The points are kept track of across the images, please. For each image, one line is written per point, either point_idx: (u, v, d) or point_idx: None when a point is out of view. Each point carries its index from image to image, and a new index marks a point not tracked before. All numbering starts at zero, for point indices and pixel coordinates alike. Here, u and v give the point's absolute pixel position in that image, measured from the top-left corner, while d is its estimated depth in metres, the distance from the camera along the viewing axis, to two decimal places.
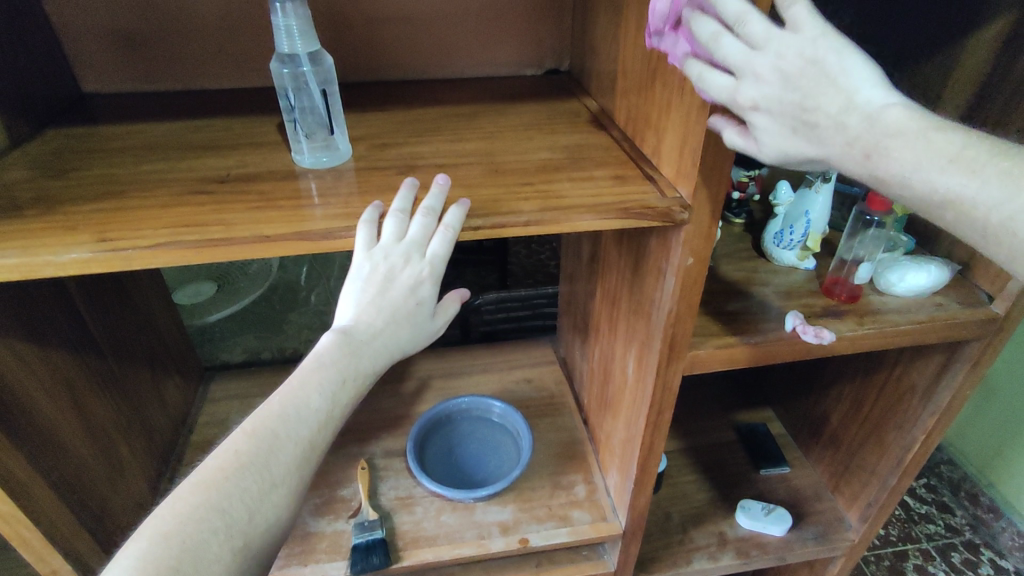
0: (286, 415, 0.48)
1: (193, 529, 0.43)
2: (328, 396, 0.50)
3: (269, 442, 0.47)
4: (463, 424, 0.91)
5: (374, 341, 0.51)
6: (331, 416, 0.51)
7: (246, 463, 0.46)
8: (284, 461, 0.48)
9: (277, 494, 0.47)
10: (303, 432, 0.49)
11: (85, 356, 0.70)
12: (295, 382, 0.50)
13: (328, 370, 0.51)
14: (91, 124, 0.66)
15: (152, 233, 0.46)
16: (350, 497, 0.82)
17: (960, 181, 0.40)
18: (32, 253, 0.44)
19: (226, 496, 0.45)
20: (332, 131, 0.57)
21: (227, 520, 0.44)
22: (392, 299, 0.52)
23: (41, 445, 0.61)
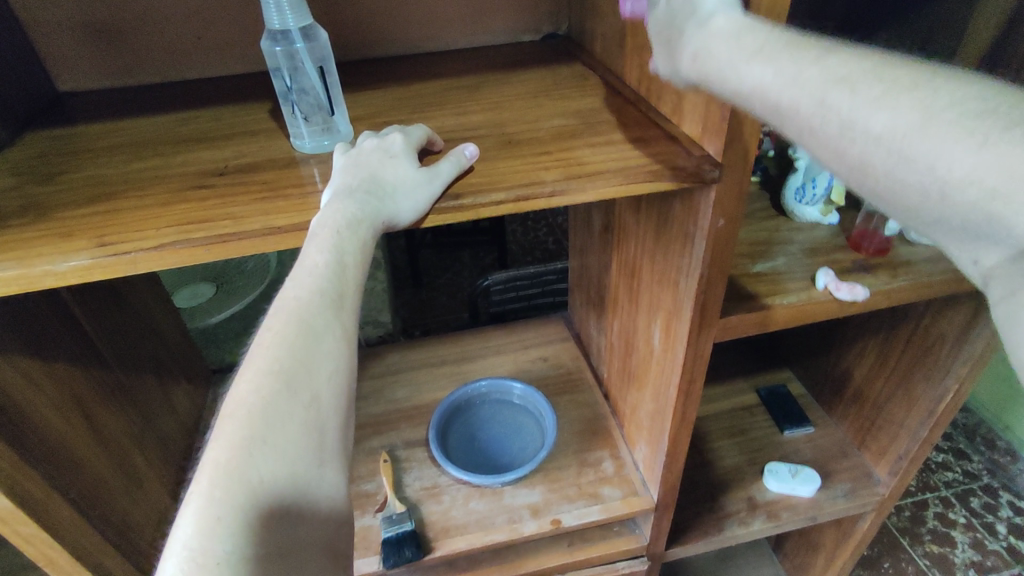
0: (298, 325, 0.40)
1: (248, 472, 0.34)
2: (329, 312, 0.41)
3: (292, 355, 0.38)
4: (484, 408, 0.89)
5: (355, 199, 0.43)
6: (343, 334, 0.41)
7: (263, 419, 0.36)
8: (311, 401, 0.38)
9: (323, 430, 0.38)
10: (319, 363, 0.39)
11: (89, 368, 0.67)
12: (283, 312, 0.40)
13: (317, 277, 0.42)
14: (72, 124, 0.62)
15: (155, 233, 0.43)
16: (374, 490, 0.80)
17: (760, 71, 0.39)
18: (29, 264, 0.41)
19: (256, 463, 0.35)
20: (333, 111, 0.53)
21: (284, 450, 0.36)
22: (362, 169, 0.45)
23: (56, 463, 0.59)
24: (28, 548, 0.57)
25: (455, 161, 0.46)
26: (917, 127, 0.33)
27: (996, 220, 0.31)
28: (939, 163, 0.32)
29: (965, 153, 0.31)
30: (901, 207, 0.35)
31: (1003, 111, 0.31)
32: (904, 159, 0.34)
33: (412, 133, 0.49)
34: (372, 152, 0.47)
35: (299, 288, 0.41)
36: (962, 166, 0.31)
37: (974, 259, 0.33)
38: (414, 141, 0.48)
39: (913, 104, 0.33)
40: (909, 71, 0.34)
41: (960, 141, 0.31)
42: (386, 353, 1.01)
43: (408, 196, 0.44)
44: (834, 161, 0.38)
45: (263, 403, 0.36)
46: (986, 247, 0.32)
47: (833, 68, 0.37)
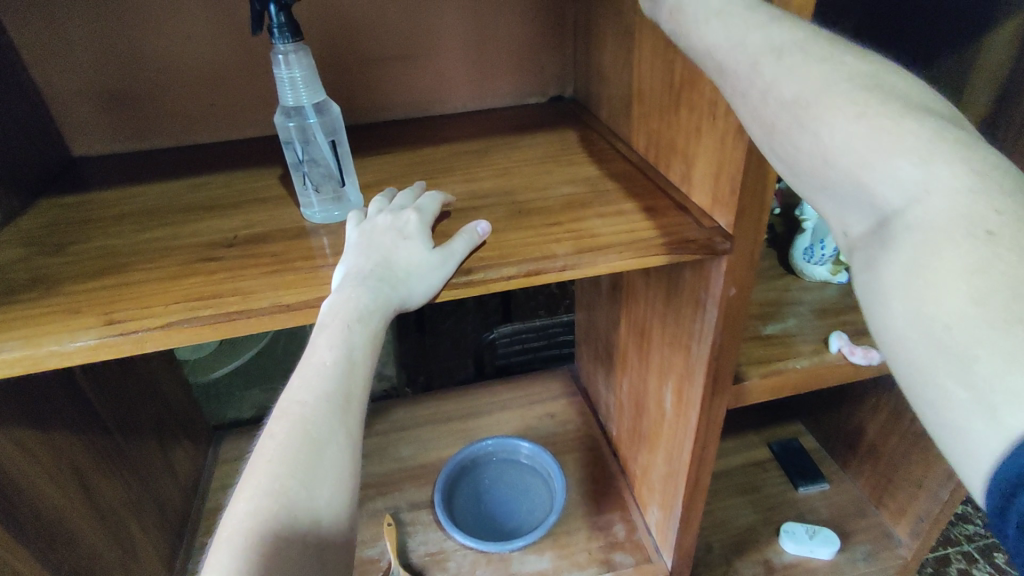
0: (302, 434, 0.38)
1: None
2: (336, 416, 0.40)
3: (296, 470, 0.37)
4: (491, 468, 0.86)
5: (364, 291, 0.43)
6: (350, 439, 0.40)
7: (266, 546, 0.34)
8: (314, 519, 0.36)
9: (324, 555, 0.36)
10: (323, 476, 0.38)
11: (89, 433, 0.66)
12: (288, 418, 0.39)
13: (324, 378, 0.41)
14: (83, 190, 0.63)
15: (162, 310, 0.42)
16: (379, 556, 0.77)
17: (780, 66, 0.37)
18: (34, 343, 0.41)
19: None
20: (343, 180, 0.54)
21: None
22: (372, 256, 0.45)
23: (48, 538, 0.57)
24: None
25: (467, 239, 0.46)
26: (830, 95, 0.34)
27: (874, 193, 0.32)
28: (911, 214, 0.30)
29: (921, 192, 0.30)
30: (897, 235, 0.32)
31: (856, 66, 0.35)
32: (828, 172, 0.34)
33: (427, 206, 0.49)
34: (384, 227, 0.47)
35: (306, 391, 0.40)
36: (908, 175, 0.31)
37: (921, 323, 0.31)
38: (428, 220, 0.48)
39: (826, 75, 0.35)
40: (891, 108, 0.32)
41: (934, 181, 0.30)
42: (390, 409, 0.99)
43: (420, 279, 0.44)
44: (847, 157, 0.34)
45: (268, 526, 0.35)
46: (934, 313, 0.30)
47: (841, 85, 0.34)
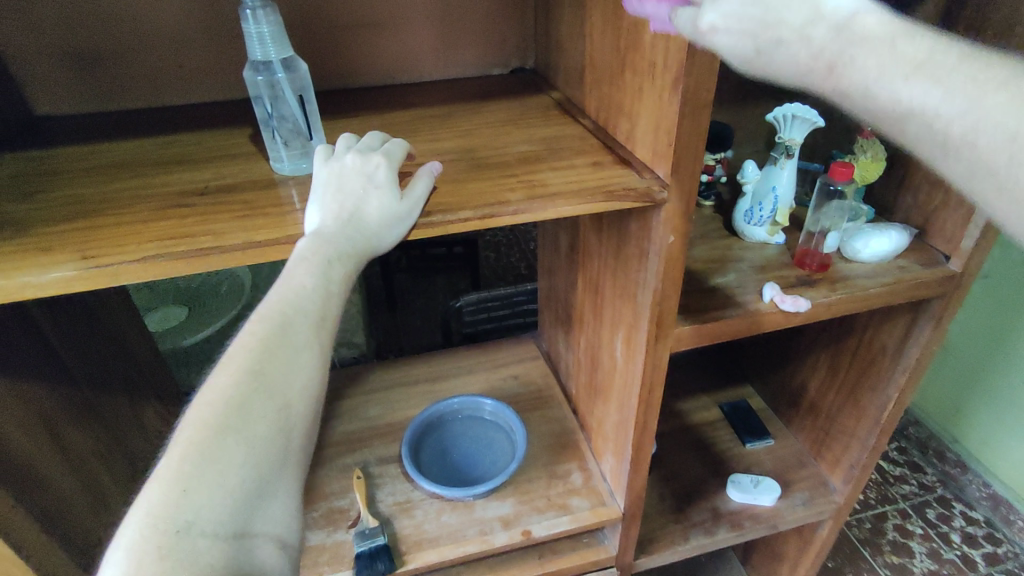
0: (276, 333, 0.44)
1: (206, 470, 0.38)
2: (309, 331, 0.45)
3: (267, 364, 0.43)
4: (456, 425, 0.90)
5: (341, 238, 0.47)
6: (312, 370, 0.45)
7: (231, 422, 0.40)
8: (279, 407, 0.42)
9: (285, 441, 0.42)
10: (292, 373, 0.43)
11: (58, 386, 0.68)
12: (265, 321, 0.44)
13: (303, 295, 0.46)
14: (52, 146, 0.65)
15: (135, 247, 0.45)
16: (348, 506, 0.81)
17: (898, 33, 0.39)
18: (12, 277, 0.43)
19: (214, 459, 0.38)
20: (311, 137, 0.57)
21: (244, 452, 0.39)
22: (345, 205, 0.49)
23: (19, 483, 0.59)
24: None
25: (426, 182, 0.50)
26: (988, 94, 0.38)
27: None
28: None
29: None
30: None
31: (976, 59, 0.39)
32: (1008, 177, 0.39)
33: (391, 152, 0.53)
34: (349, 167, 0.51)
35: (284, 298, 0.46)
36: None
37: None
38: (393, 164, 0.52)
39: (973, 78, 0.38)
40: (995, 61, 0.38)
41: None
42: (359, 374, 1.02)
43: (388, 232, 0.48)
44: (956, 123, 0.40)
45: (224, 420, 0.40)
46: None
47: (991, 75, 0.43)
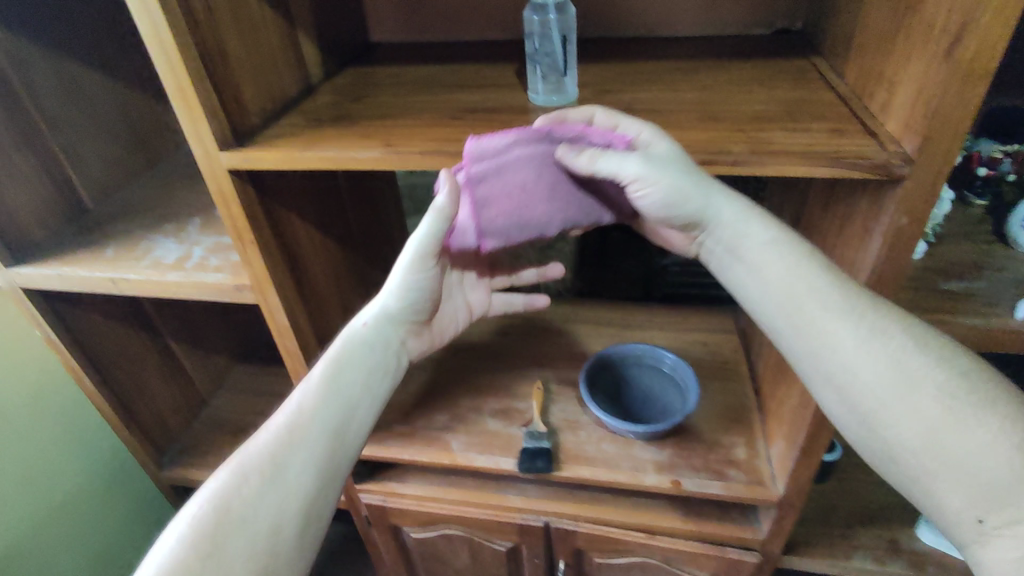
0: (293, 431, 0.60)
1: (215, 538, 0.54)
2: (317, 433, 0.60)
3: (280, 454, 0.58)
4: (634, 369, 0.94)
5: (354, 362, 0.65)
6: (313, 464, 0.59)
7: (239, 499, 0.56)
8: (279, 494, 0.57)
9: (278, 520, 0.57)
10: (296, 468, 0.58)
11: (347, 249, 0.89)
12: (287, 418, 0.60)
13: (317, 405, 0.61)
14: (377, 65, 0.83)
15: (421, 144, 0.58)
16: (525, 409, 0.93)
17: (731, 210, 0.59)
18: (343, 150, 0.59)
19: (221, 530, 0.54)
20: (565, 74, 0.64)
21: (241, 526, 0.55)
22: (372, 330, 0.67)
23: (314, 309, 0.80)
24: (289, 360, 0.79)
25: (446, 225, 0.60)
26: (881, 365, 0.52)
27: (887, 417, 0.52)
28: (957, 426, 0.49)
29: (995, 438, 0.47)
30: (891, 428, 0.51)
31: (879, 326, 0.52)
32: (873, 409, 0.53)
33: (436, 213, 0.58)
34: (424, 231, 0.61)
35: (302, 404, 0.61)
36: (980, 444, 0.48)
37: (980, 518, 0.48)
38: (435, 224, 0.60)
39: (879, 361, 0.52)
40: (894, 333, 0.52)
41: (932, 404, 0.50)
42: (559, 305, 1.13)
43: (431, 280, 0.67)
44: (816, 324, 0.55)
45: (251, 495, 0.56)
46: (998, 511, 0.47)
47: (880, 303, 0.54)
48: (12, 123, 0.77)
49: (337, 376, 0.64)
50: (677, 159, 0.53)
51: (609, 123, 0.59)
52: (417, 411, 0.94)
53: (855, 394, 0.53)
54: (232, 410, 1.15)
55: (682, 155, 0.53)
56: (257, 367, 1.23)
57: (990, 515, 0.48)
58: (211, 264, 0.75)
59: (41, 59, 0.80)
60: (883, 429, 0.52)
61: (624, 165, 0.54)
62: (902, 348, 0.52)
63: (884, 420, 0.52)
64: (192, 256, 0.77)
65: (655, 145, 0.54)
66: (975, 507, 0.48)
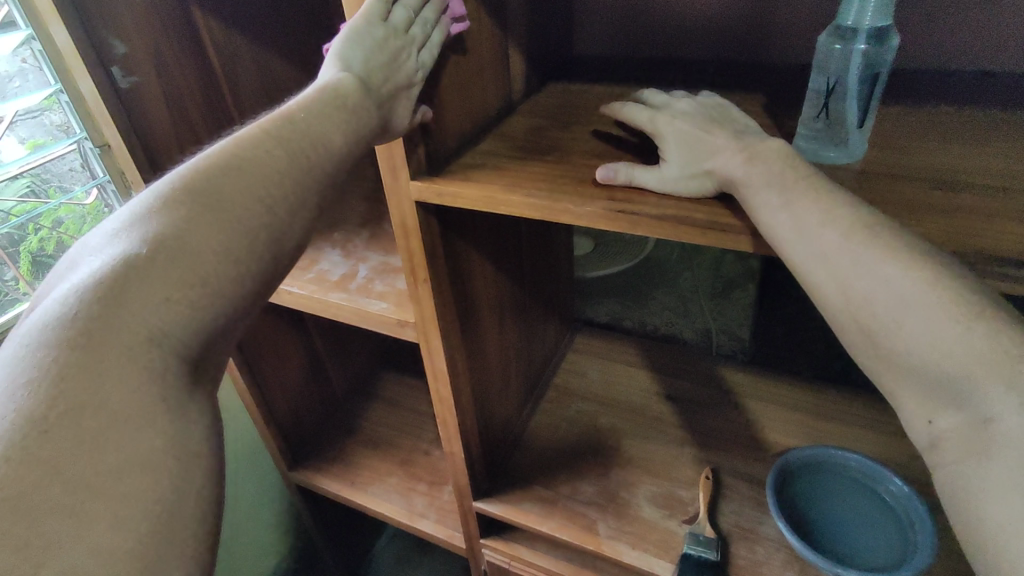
0: (191, 206, 0.39)
1: (63, 385, 0.33)
2: (230, 214, 0.40)
3: (175, 241, 0.38)
4: (845, 484, 0.74)
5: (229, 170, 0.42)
6: (241, 243, 0.40)
7: (108, 315, 0.35)
8: (171, 299, 0.37)
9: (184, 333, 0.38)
10: (209, 241, 0.39)
11: (516, 285, 0.79)
12: (164, 205, 0.39)
13: (190, 185, 0.40)
14: (584, 82, 0.70)
15: (658, 202, 0.45)
16: (689, 501, 0.78)
17: (738, 163, 0.42)
18: (557, 198, 0.47)
19: (69, 371, 0.33)
20: (863, 121, 0.47)
21: (124, 353, 0.35)
22: (250, 135, 0.44)
23: (475, 352, 0.71)
24: (439, 407, 0.70)
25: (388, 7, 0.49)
26: (857, 259, 0.37)
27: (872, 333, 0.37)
28: (921, 325, 0.35)
29: (945, 319, 0.35)
30: (870, 344, 0.37)
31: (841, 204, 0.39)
32: (863, 315, 0.37)
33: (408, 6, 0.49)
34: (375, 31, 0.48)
35: (181, 180, 0.41)
36: (927, 327, 0.35)
37: (928, 418, 0.36)
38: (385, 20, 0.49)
39: (869, 250, 0.37)
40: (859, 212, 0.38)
41: (937, 317, 0.35)
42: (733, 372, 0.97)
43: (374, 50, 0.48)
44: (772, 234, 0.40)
45: (93, 382, 0.34)
46: (952, 409, 0.35)
47: (838, 195, 0.39)
48: (210, 115, 0.78)
49: (182, 197, 0.40)
50: (694, 154, 0.44)
51: (928, 200, 0.42)
52: (560, 474, 0.83)
53: (844, 309, 0.38)
54: (362, 415, 1.11)
55: (709, 135, 0.44)
56: (391, 373, 1.19)
57: (940, 413, 0.36)
58: (375, 289, 0.69)
59: (246, 52, 0.80)
60: (875, 343, 0.37)
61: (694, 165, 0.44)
62: (862, 237, 0.37)
63: (857, 343, 0.38)
64: (357, 275, 0.71)
65: (684, 129, 0.45)
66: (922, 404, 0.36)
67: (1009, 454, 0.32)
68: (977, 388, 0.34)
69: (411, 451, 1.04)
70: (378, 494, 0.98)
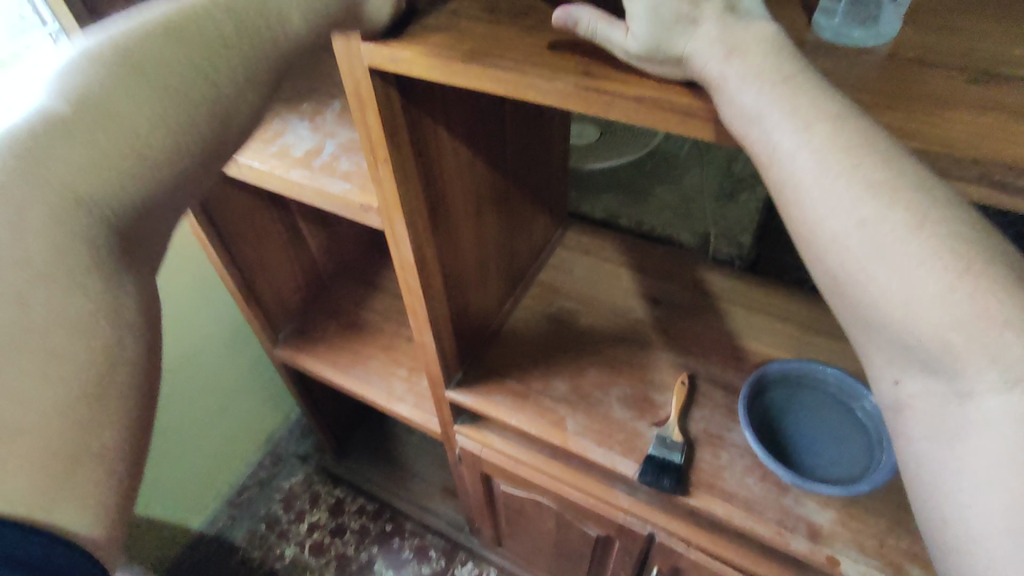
0: None
1: None
2: None
3: None
4: (820, 397, 0.73)
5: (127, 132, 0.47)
6: None
7: None
8: None
9: None
10: None
11: (498, 171, 0.73)
12: None
13: None
14: None
15: (638, 78, 0.39)
16: (660, 404, 0.77)
17: (716, 55, 0.34)
18: (522, 70, 0.40)
19: None
20: None
21: None
22: None
23: (448, 241, 0.67)
24: (409, 297, 0.68)
25: None
26: (841, 193, 0.31)
27: (847, 283, 0.32)
28: (898, 282, 0.30)
29: (935, 276, 0.29)
30: (841, 295, 0.32)
31: (843, 117, 0.31)
32: (841, 265, 0.31)
33: None
34: None
35: None
36: (913, 286, 0.29)
37: (894, 379, 0.33)
38: None
39: (856, 187, 0.30)
40: (855, 129, 0.31)
41: (926, 276, 0.29)
42: (727, 277, 0.93)
43: None
44: (752, 154, 0.34)
45: None
46: (922, 373, 0.31)
47: (826, 103, 0.32)
48: None
49: None
50: (667, 32, 0.35)
51: (961, 93, 0.35)
52: (535, 370, 0.82)
53: (820, 253, 0.32)
54: (347, 298, 1.10)
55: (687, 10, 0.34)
56: (379, 258, 1.17)
57: (907, 376, 0.32)
58: (340, 168, 0.64)
59: None
60: (845, 294, 0.32)
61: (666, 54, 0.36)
62: (853, 165, 0.30)
63: (828, 293, 0.33)
64: (323, 153, 0.66)
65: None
66: (892, 364, 0.32)
67: (976, 433, 0.30)
68: (954, 359, 0.29)
69: (394, 338, 1.04)
70: (358, 375, 0.99)
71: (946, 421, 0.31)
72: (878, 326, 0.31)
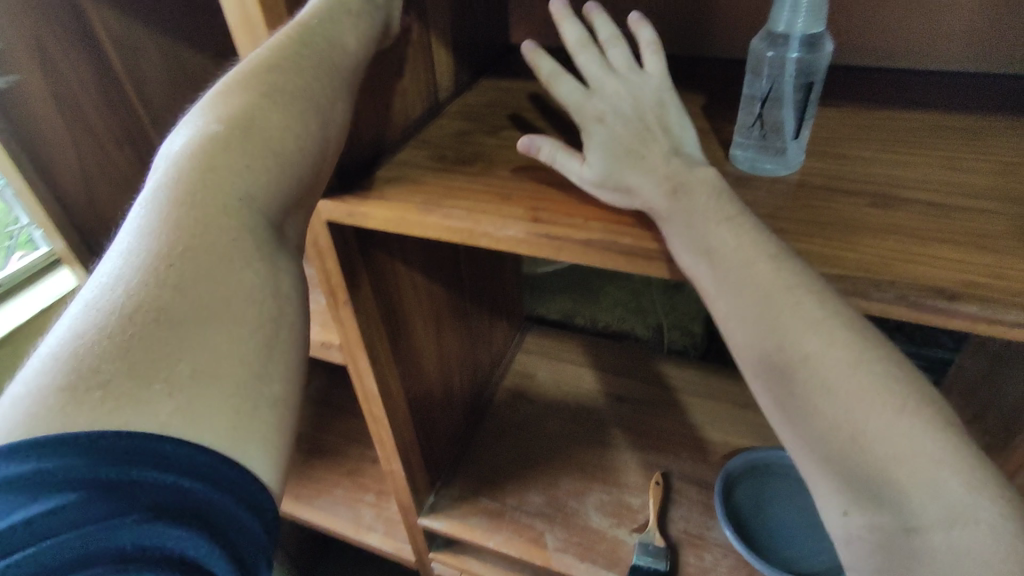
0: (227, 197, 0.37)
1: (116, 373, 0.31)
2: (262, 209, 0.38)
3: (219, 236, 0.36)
4: (788, 485, 0.75)
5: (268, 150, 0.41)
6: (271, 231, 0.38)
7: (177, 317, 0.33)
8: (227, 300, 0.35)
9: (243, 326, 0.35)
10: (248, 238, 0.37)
11: (454, 292, 0.75)
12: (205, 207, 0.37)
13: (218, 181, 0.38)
14: (519, 77, 0.65)
15: (583, 222, 0.42)
16: (638, 507, 0.77)
17: (660, 194, 0.38)
18: (475, 218, 0.43)
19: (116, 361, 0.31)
20: (798, 132, 0.45)
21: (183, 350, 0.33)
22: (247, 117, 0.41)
23: (409, 368, 0.67)
24: (372, 426, 0.66)
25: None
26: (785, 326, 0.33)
27: (796, 411, 0.33)
28: (846, 416, 0.31)
29: (879, 411, 0.31)
30: (790, 422, 0.34)
31: (775, 257, 0.35)
32: (791, 394, 0.33)
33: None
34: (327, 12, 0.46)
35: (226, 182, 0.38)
36: (862, 419, 0.31)
37: (842, 510, 0.32)
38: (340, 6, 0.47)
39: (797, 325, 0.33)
40: (788, 270, 0.34)
41: (873, 412, 0.31)
42: (684, 368, 0.96)
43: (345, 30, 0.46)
44: (696, 285, 0.37)
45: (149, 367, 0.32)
46: (871, 505, 0.31)
47: (763, 245, 0.35)
48: (113, 116, 0.73)
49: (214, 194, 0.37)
50: (615, 163, 0.41)
51: (867, 218, 0.40)
52: (509, 485, 0.80)
53: (769, 379, 0.34)
54: (307, 423, 1.06)
55: (635, 149, 0.40)
56: (338, 376, 1.15)
57: (857, 508, 0.32)
58: None
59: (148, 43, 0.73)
60: (795, 422, 0.33)
61: (615, 184, 0.41)
62: (792, 304, 0.33)
63: (778, 419, 0.34)
64: None
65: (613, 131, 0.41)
66: (840, 493, 0.32)
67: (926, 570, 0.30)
68: (901, 494, 0.30)
69: (359, 461, 1.01)
70: (324, 507, 0.94)
71: (895, 555, 0.31)
72: (828, 456, 0.32)
